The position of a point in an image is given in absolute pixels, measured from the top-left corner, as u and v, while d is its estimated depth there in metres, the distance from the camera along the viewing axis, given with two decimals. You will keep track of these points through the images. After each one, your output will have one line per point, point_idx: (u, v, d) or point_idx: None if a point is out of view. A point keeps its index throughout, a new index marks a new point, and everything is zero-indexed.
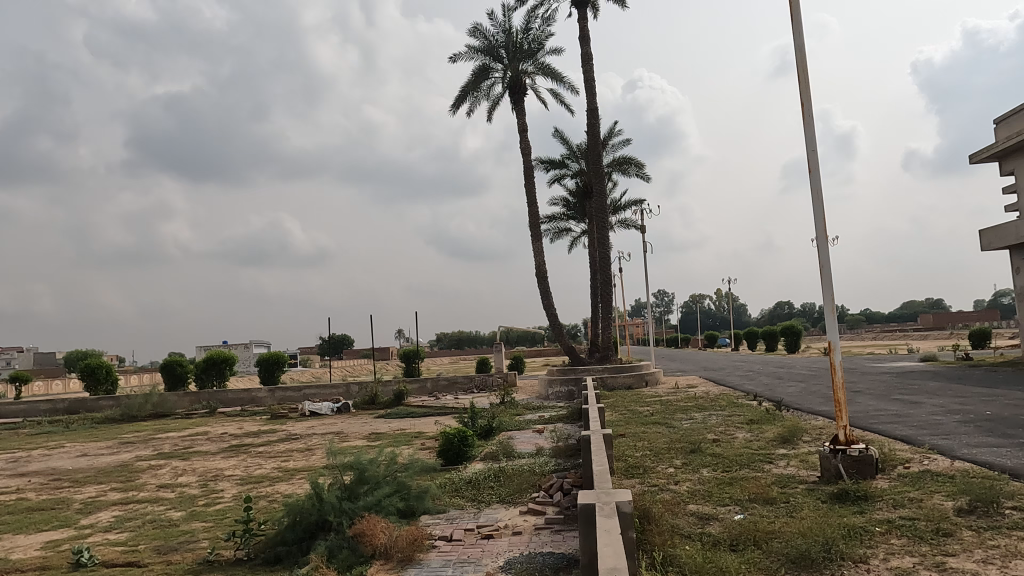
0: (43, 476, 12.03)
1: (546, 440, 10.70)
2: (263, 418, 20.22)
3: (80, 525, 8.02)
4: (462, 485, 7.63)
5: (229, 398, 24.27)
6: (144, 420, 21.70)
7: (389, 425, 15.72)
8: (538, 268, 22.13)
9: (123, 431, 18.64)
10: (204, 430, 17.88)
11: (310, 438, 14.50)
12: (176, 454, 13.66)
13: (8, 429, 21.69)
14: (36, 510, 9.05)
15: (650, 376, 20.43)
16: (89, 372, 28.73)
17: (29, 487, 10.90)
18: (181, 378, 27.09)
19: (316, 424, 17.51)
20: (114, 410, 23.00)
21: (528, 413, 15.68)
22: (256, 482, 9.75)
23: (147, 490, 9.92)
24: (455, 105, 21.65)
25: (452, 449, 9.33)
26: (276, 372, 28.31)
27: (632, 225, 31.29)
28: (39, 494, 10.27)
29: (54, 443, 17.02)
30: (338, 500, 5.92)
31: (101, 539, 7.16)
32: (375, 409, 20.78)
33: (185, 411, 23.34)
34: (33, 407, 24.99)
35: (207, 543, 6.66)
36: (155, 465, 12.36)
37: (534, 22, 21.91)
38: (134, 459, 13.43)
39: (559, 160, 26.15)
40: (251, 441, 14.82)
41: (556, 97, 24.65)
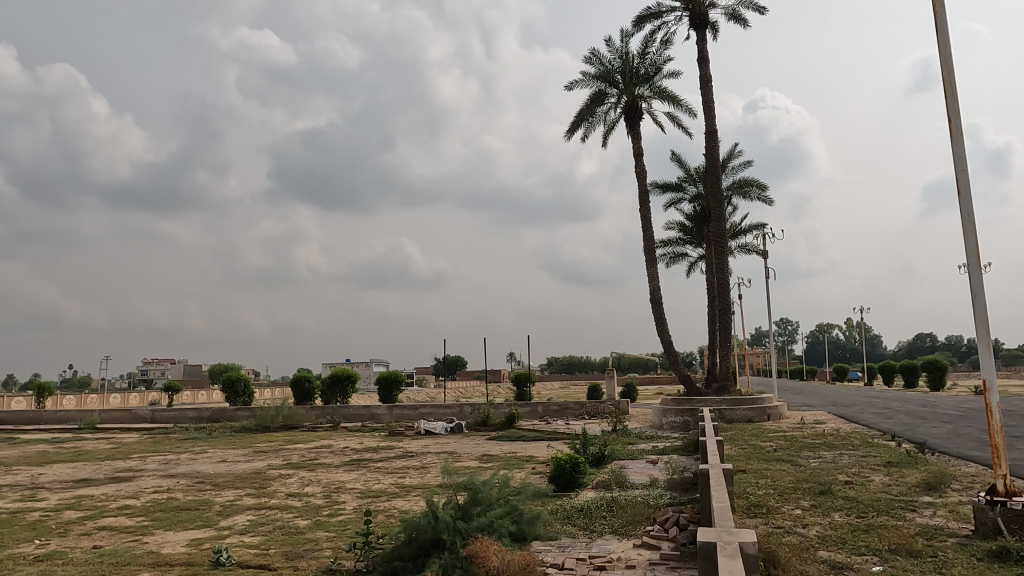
0: (190, 478, 13.18)
1: (661, 472, 10.36)
2: (382, 434, 21.10)
3: (219, 525, 8.70)
4: (574, 512, 7.54)
5: (351, 413, 25.50)
6: (275, 431, 23.30)
7: (501, 448, 15.88)
8: (653, 293, 21.66)
9: (258, 441, 20.10)
10: (329, 443, 18.91)
11: (425, 456, 14.92)
12: (303, 465, 14.51)
13: (161, 433, 24.00)
14: (183, 509, 9.92)
15: (773, 410, 19.32)
16: (229, 385, 31.32)
17: (177, 488, 11.99)
18: (308, 393, 28.91)
19: (431, 443, 18.02)
20: (250, 421, 24.88)
21: (642, 442, 15.29)
22: (374, 497, 10.14)
23: (277, 497, 10.59)
24: (570, 131, 21.87)
25: (563, 475, 9.26)
26: (394, 391, 29.43)
27: (753, 249, 29.98)
28: (185, 494, 11.28)
29: (200, 448, 18.63)
30: (452, 519, 6.02)
31: (237, 541, 7.71)
32: (487, 432, 21.07)
33: (312, 424, 24.79)
34: (182, 414, 27.53)
35: (330, 552, 6.99)
36: (284, 474, 13.20)
37: (652, 46, 21.77)
38: (267, 467, 14.42)
39: (675, 184, 25.64)
40: (370, 456, 15.49)
41: (673, 121, 24.26)
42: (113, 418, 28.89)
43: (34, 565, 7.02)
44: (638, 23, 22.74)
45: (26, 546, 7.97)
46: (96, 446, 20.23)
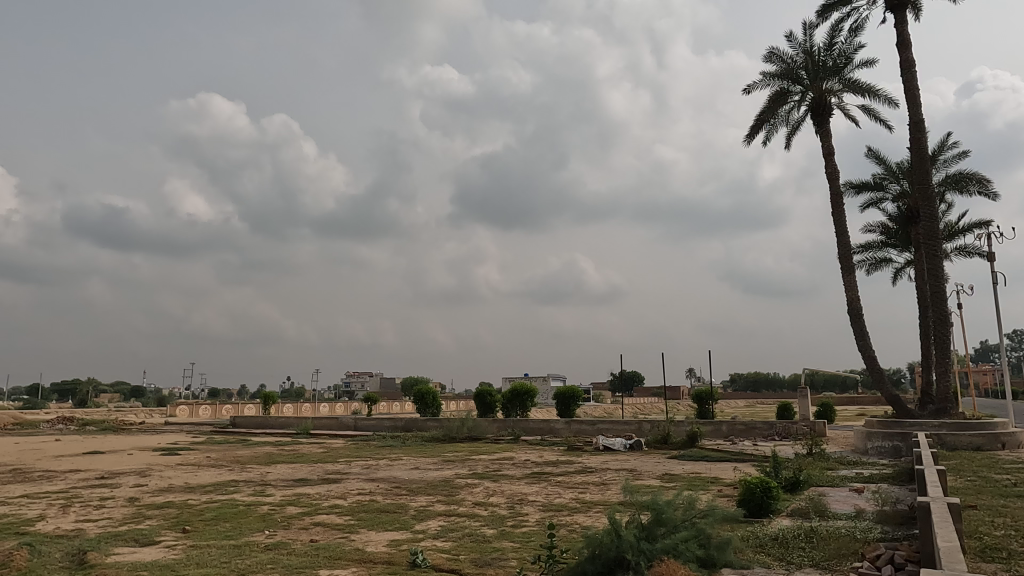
0: (388, 482, 14.32)
1: (868, 502, 9.33)
2: (561, 448, 21.35)
3: (415, 529, 9.33)
4: (767, 540, 7.04)
5: (531, 427, 26.12)
6: (461, 442, 24.56)
7: (683, 467, 15.32)
8: (851, 304, 19.73)
9: (446, 450, 21.33)
10: (511, 455, 19.52)
11: (605, 472, 14.83)
12: (488, 475, 15.11)
13: (363, 440, 26.37)
14: (383, 511, 10.79)
15: (1008, 438, 16.60)
16: (419, 397, 33.59)
17: (378, 491, 13.08)
18: (490, 407, 30.13)
19: (610, 459, 17.89)
20: (439, 431, 26.48)
21: (843, 468, 13.90)
22: (556, 510, 10.27)
23: (465, 506, 11.12)
24: (750, 136, 20.76)
25: (754, 499, 8.70)
26: (572, 406, 29.65)
27: (975, 251, 26.21)
28: (385, 498, 12.25)
29: (396, 456, 20.19)
30: (636, 539, 5.89)
31: (431, 544, 8.22)
32: (668, 450, 20.45)
33: (494, 436, 25.78)
34: (380, 423, 30.03)
35: (516, 562, 7.19)
36: (471, 483, 13.85)
37: (840, 35, 20.03)
38: (455, 475, 15.22)
39: (874, 183, 23.24)
40: (551, 470, 15.73)
41: (869, 114, 22.09)
42: (323, 425, 32.28)
43: (265, 552, 8.04)
44: (824, 12, 21.07)
45: (258, 536, 9.15)
46: (310, 450, 22.74)
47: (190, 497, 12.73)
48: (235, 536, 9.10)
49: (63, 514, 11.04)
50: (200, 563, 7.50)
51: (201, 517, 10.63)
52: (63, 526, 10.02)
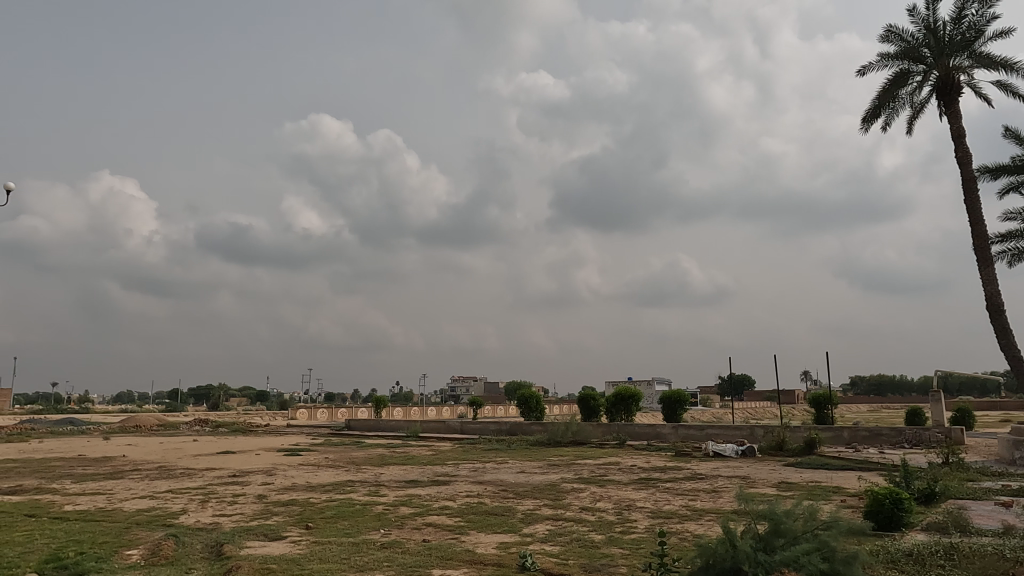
0: (496, 486, 14.53)
1: (1017, 518, 8.44)
2: (669, 454, 20.81)
3: (523, 532, 9.41)
4: (900, 556, 6.54)
5: (637, 432, 25.64)
6: (566, 446, 24.54)
7: (801, 476, 14.51)
8: (990, 300, 17.97)
9: (550, 454, 21.36)
10: (617, 460, 19.26)
11: (716, 479, 14.31)
12: (594, 480, 14.99)
13: (469, 444, 26.92)
14: (491, 513, 10.96)
15: None
16: (523, 401, 33.87)
17: (486, 494, 13.30)
18: (595, 411, 29.90)
19: (721, 466, 17.25)
20: (543, 435, 26.59)
21: (986, 479, 12.66)
22: (666, 517, 10.02)
23: (572, 510, 11.09)
24: (867, 122, 19.44)
25: (883, 511, 8.10)
26: (679, 410, 28.86)
27: None
28: (493, 500, 12.44)
29: (502, 459, 20.46)
30: (753, 550, 5.64)
31: (540, 548, 8.26)
32: (784, 457, 19.44)
33: (599, 440, 25.55)
34: (485, 426, 30.54)
35: (625, 569, 7.08)
36: (577, 488, 13.78)
37: (970, 6, 18.33)
38: (561, 480, 15.21)
39: (1015, 166, 21.09)
40: (658, 476, 15.37)
41: (1006, 90, 20.07)
42: (431, 428, 33.25)
43: (380, 550, 8.37)
44: None
45: (374, 534, 9.55)
46: (420, 452, 23.47)
47: (311, 495, 13.50)
48: (352, 534, 9.55)
49: (202, 508, 12.01)
50: (322, 558, 7.93)
51: (321, 514, 11.25)
52: (202, 520, 10.91)
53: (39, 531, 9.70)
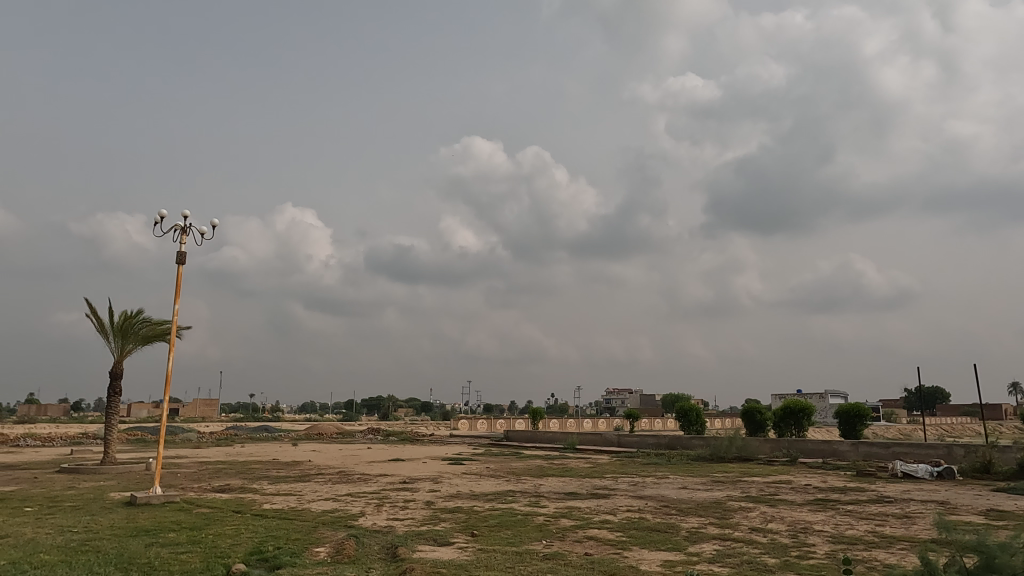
0: (657, 501, 14.13)
1: None
2: (848, 474, 19.05)
3: (688, 551, 9.07)
4: None
5: (810, 449, 23.77)
6: (730, 462, 23.35)
7: (1015, 503, 12.61)
8: None
9: (714, 471, 20.42)
10: (788, 479, 17.96)
11: (907, 503, 12.85)
12: (764, 499, 14.08)
13: (627, 457, 26.50)
14: (654, 530, 10.69)
15: None
16: (682, 414, 32.71)
17: (647, 509, 12.98)
18: (761, 425, 28.19)
19: (913, 489, 15.47)
20: (705, 450, 25.53)
21: None
22: (849, 543, 9.17)
23: (741, 530, 10.48)
24: None
25: None
26: (858, 426, 26.35)
27: None
28: (655, 516, 12.12)
29: (662, 474, 19.90)
30: None
31: (707, 569, 7.90)
32: (991, 481, 17.05)
33: (767, 457, 24.01)
34: (643, 439, 29.90)
35: None
36: (745, 506, 13.02)
37: None
38: (727, 497, 14.46)
39: None
40: (837, 497, 14.11)
41: None
42: (588, 440, 33.16)
43: (543, 561, 8.46)
44: None
45: (537, 544, 9.67)
46: (578, 465, 23.49)
47: (475, 503, 13.98)
48: (516, 543, 9.74)
49: (378, 512, 12.90)
50: (487, 565, 8.18)
51: (485, 522, 11.61)
52: (378, 522, 11.71)
53: (245, 525, 10.95)
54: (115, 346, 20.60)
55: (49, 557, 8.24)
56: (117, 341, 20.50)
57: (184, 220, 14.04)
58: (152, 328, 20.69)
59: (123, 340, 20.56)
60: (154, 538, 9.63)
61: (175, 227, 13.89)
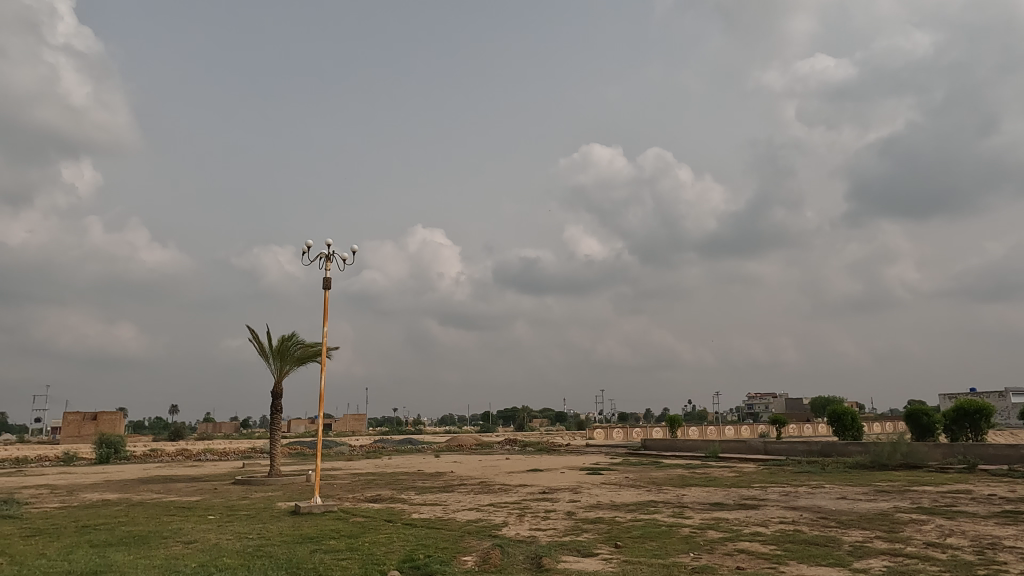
0: (813, 512, 13.18)
1: None
2: None
3: (854, 567, 8.35)
4: None
5: (992, 454, 21.17)
6: (895, 470, 21.36)
7: None
8: None
9: (877, 479, 18.75)
10: (968, 488, 16.08)
11: None
12: (939, 511, 12.69)
13: (776, 465, 25.00)
14: (813, 543, 9.96)
15: None
16: (836, 419, 30.39)
17: (803, 521, 12.15)
18: (929, 429, 25.55)
19: None
20: (865, 457, 23.53)
21: None
22: None
23: (913, 545, 9.51)
24: None
25: None
26: None
27: None
28: (812, 529, 11.30)
29: (817, 483, 18.53)
30: None
31: None
32: None
33: (939, 463, 21.69)
34: (793, 446, 28.05)
35: None
36: (917, 519, 11.81)
37: None
38: (894, 509, 13.20)
39: None
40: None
41: None
42: (732, 448, 31.67)
43: None
44: None
45: (684, 557, 9.35)
46: (722, 473, 22.46)
47: (617, 514, 13.77)
48: (662, 556, 9.46)
49: (520, 522, 13.05)
50: None
51: (628, 534, 11.39)
52: (521, 532, 11.86)
53: (397, 534, 11.51)
54: (274, 367, 22.49)
55: (231, 560, 9.14)
56: (276, 362, 22.38)
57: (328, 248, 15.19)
58: (305, 349, 22.41)
59: (280, 361, 22.40)
60: (318, 545, 10.37)
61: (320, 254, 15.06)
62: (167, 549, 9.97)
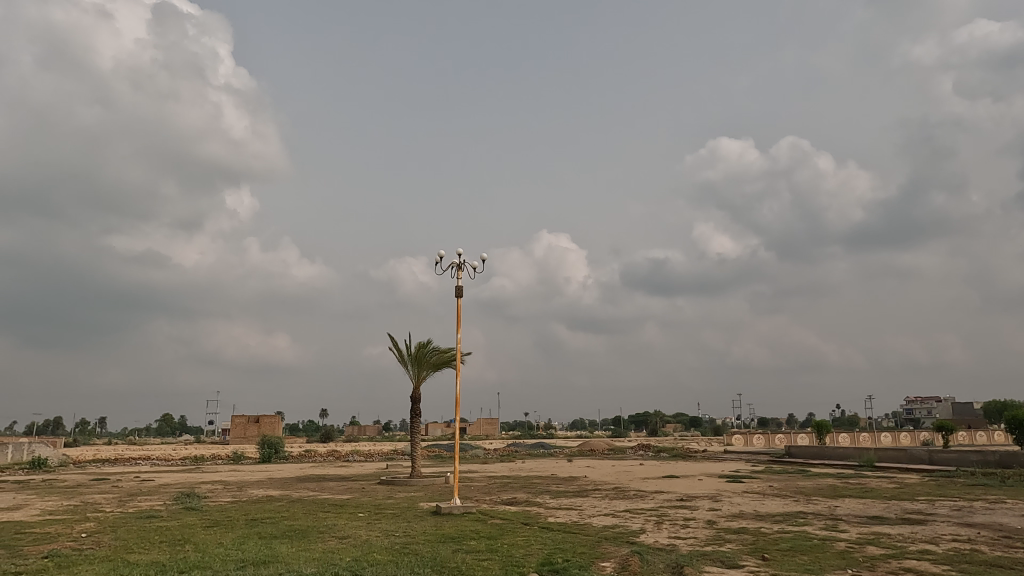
0: (993, 531, 11.76)
1: None
2: None
3: None
4: None
5: None
6: None
7: None
8: None
9: None
10: None
11: None
12: None
13: (946, 477, 22.54)
14: (996, 565, 8.88)
15: None
16: (1016, 425, 26.94)
17: (981, 540, 10.87)
18: None
19: None
20: None
21: None
22: None
23: None
24: None
25: None
26: None
27: None
28: (993, 549, 10.07)
29: (997, 497, 16.48)
30: None
31: None
32: None
33: None
34: (963, 455, 25.19)
35: None
36: None
37: None
38: None
39: None
40: None
41: None
42: (890, 457, 28.98)
43: None
44: None
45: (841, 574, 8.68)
46: (881, 485, 20.61)
47: (763, 525, 13.05)
48: (815, 571, 8.85)
49: (658, 529, 12.75)
50: None
51: (776, 546, 10.76)
52: (660, 540, 11.57)
53: (534, 537, 11.65)
54: (413, 373, 23.56)
55: (381, 556, 9.68)
56: (414, 368, 23.43)
57: (460, 257, 15.73)
58: (440, 355, 23.30)
59: (418, 367, 23.43)
60: (459, 545, 10.72)
61: (452, 264, 15.62)
62: (324, 544, 10.73)
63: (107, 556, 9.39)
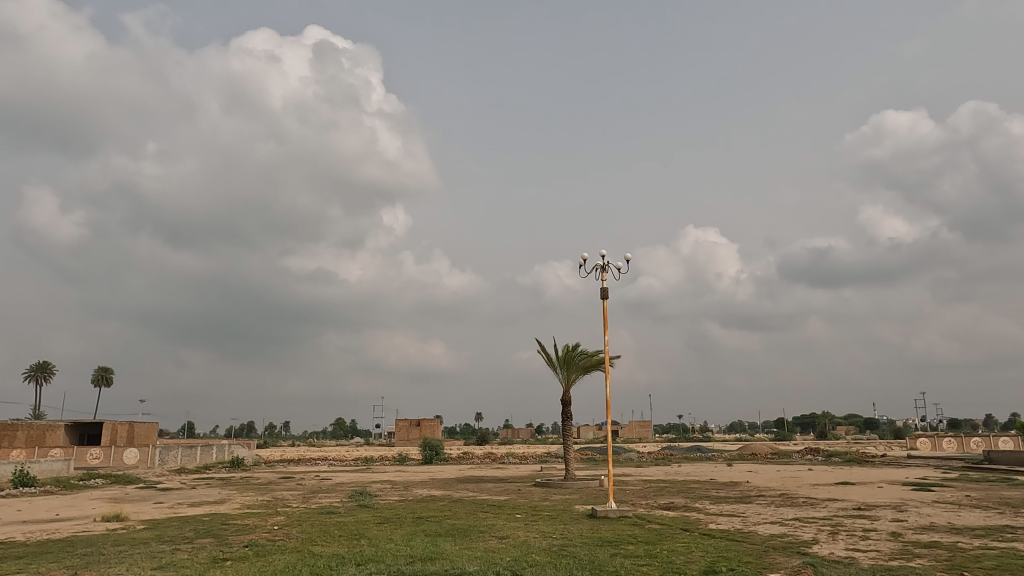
0: None
1: None
2: None
3: None
4: None
5: None
6: None
7: None
8: None
9: None
10: None
11: None
12: None
13: None
14: None
15: None
16: None
17: None
18: None
19: None
20: None
21: None
22: None
23: None
24: None
25: None
26: None
27: None
28: None
29: None
30: None
31: None
32: None
33: None
34: None
35: None
36: None
37: None
38: None
39: None
40: None
41: None
42: None
43: None
44: None
45: None
46: None
47: (961, 539, 11.60)
48: None
49: (833, 540, 11.77)
50: None
51: (979, 564, 9.50)
52: (836, 552, 10.66)
53: (695, 544, 11.23)
54: (562, 377, 23.71)
55: (540, 557, 9.82)
56: (563, 372, 23.58)
57: (603, 258, 15.55)
58: (588, 358, 23.24)
59: (567, 371, 23.53)
60: (618, 549, 10.61)
61: (597, 266, 15.44)
62: (486, 543, 11.09)
63: (296, 547, 10.37)
